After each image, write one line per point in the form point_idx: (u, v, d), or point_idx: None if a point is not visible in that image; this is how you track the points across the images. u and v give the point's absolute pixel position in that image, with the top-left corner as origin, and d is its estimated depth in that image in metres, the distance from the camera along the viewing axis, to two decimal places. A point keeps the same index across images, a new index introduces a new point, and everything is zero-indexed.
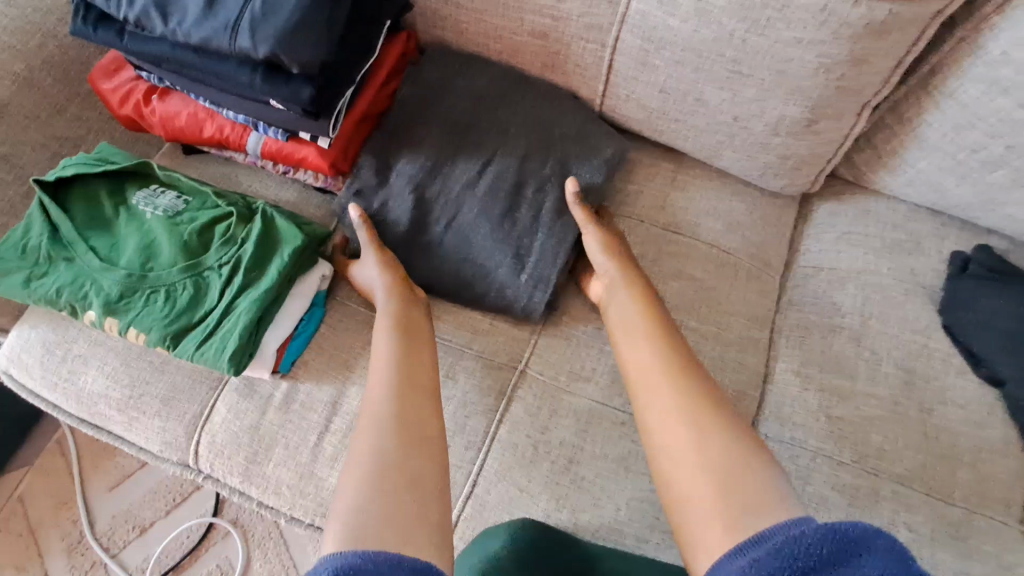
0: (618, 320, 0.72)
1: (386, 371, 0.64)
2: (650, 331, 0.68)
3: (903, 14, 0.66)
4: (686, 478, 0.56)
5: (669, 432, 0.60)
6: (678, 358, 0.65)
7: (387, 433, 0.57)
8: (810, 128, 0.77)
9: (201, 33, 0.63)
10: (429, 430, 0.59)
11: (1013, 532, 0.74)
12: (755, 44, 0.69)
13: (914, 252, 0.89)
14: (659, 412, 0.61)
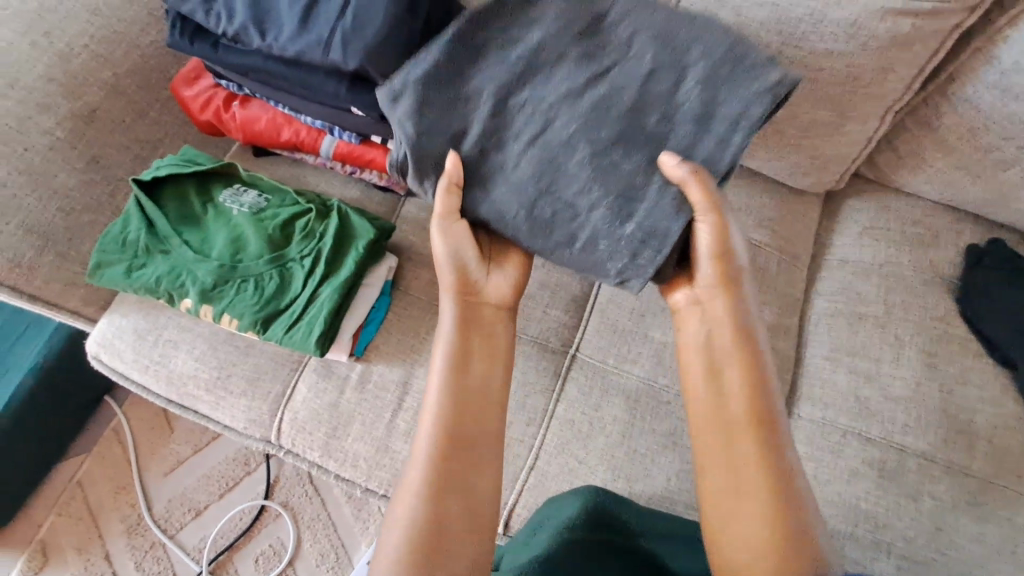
0: (699, 328, 0.68)
1: (442, 411, 0.63)
2: (729, 357, 0.65)
3: (924, 28, 0.73)
4: (728, 492, 0.60)
5: (716, 432, 0.63)
6: (758, 398, 0.63)
7: (433, 492, 0.58)
8: (838, 131, 0.84)
9: (297, 47, 0.70)
10: (481, 498, 0.60)
11: None
12: (791, 55, 0.76)
13: (932, 245, 0.96)
14: (717, 409, 0.64)
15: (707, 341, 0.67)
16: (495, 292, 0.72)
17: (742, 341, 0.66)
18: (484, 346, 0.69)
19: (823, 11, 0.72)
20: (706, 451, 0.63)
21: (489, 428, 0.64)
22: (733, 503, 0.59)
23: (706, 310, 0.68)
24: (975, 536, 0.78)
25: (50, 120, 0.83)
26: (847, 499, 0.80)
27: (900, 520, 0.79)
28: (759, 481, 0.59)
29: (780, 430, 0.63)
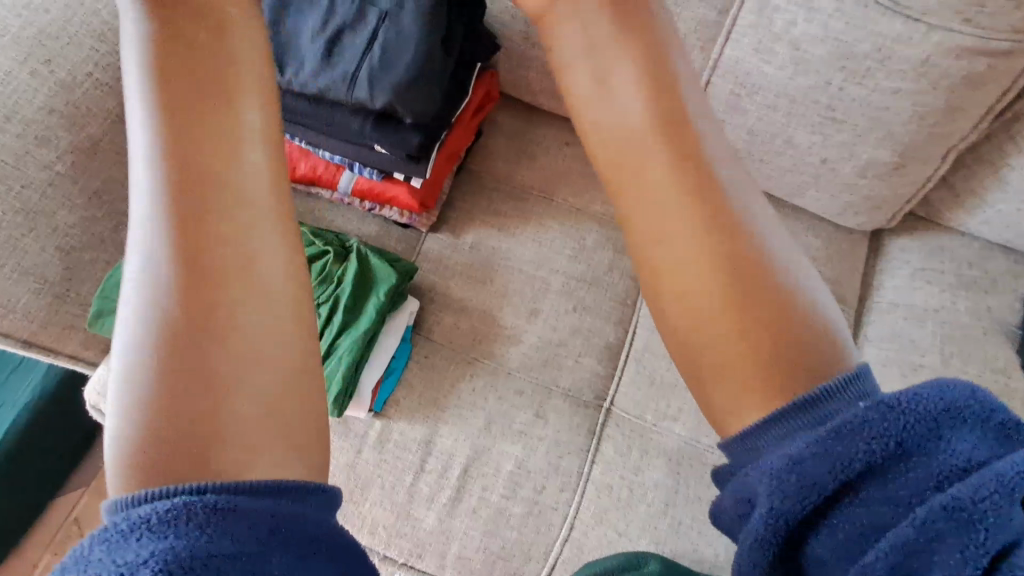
0: (642, 137, 0.40)
1: (162, 232, 0.34)
2: (652, 145, 0.40)
3: (1002, 66, 0.66)
4: (712, 322, 0.37)
5: (687, 271, 0.38)
6: (720, 232, 0.38)
7: (164, 400, 0.32)
8: (897, 171, 0.77)
9: (321, 83, 0.72)
10: (253, 330, 0.34)
11: None
12: (853, 93, 0.70)
13: (991, 289, 0.89)
14: (679, 257, 0.38)
15: (655, 202, 0.39)
16: (229, 66, 0.40)
17: (665, 175, 0.39)
18: (211, 136, 0.37)
19: (891, 48, 0.66)
20: (687, 324, 0.38)
21: (265, 230, 0.37)
22: (702, 299, 0.37)
23: (627, 166, 0.40)
24: None
25: (50, 154, 0.77)
26: None
27: None
28: (734, 309, 0.37)
29: (743, 199, 0.40)
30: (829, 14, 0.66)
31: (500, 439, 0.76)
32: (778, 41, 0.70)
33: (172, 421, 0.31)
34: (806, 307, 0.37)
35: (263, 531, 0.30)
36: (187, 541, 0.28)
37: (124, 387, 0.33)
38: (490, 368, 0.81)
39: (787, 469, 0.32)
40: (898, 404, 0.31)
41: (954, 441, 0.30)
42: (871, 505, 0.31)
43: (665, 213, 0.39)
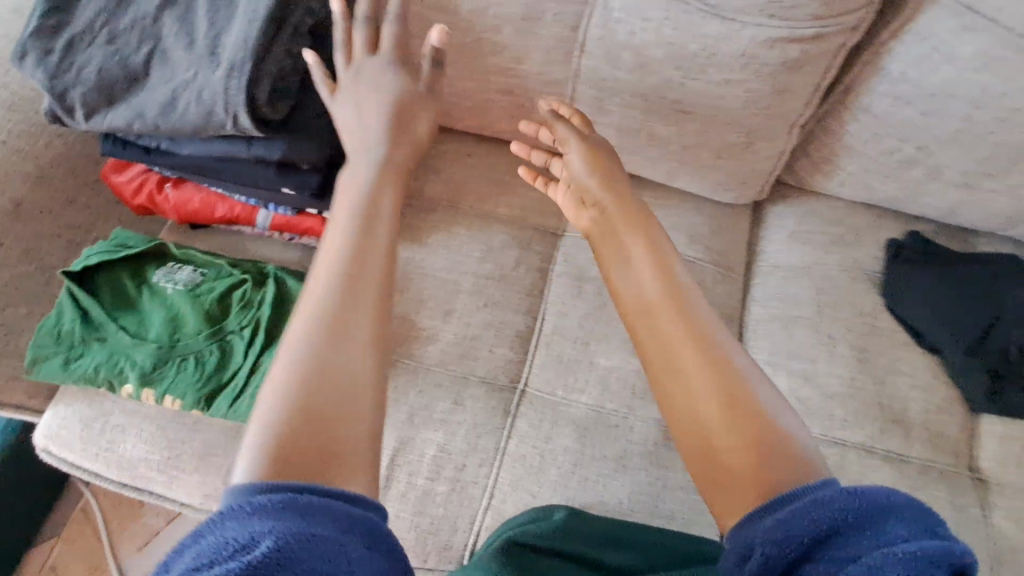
0: (669, 319, 0.59)
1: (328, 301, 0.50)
2: (663, 312, 0.61)
3: (814, 50, 0.75)
4: (709, 425, 0.53)
5: (693, 386, 0.55)
6: (722, 384, 0.54)
7: (307, 409, 0.44)
8: (749, 149, 0.87)
9: (226, 149, 0.81)
10: (361, 376, 0.48)
11: (963, 477, 0.85)
12: (692, 87, 0.80)
13: (855, 243, 1.00)
14: (687, 366, 0.56)
15: (673, 325, 0.59)
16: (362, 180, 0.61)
17: (665, 291, 0.62)
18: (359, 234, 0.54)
19: (715, 45, 0.75)
20: (691, 425, 0.54)
21: (378, 290, 0.52)
22: (708, 418, 0.53)
23: (655, 303, 0.62)
24: None
25: None
26: None
27: None
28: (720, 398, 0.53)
29: (730, 352, 0.57)
30: (659, 22, 0.75)
31: (421, 428, 0.83)
32: (622, 49, 0.79)
33: (325, 420, 0.44)
34: (786, 426, 0.52)
35: (343, 524, 0.39)
36: (298, 522, 0.37)
37: (259, 416, 0.44)
38: (410, 367, 0.89)
39: (774, 522, 0.44)
40: (855, 493, 0.43)
41: (888, 527, 0.41)
42: (827, 563, 0.40)
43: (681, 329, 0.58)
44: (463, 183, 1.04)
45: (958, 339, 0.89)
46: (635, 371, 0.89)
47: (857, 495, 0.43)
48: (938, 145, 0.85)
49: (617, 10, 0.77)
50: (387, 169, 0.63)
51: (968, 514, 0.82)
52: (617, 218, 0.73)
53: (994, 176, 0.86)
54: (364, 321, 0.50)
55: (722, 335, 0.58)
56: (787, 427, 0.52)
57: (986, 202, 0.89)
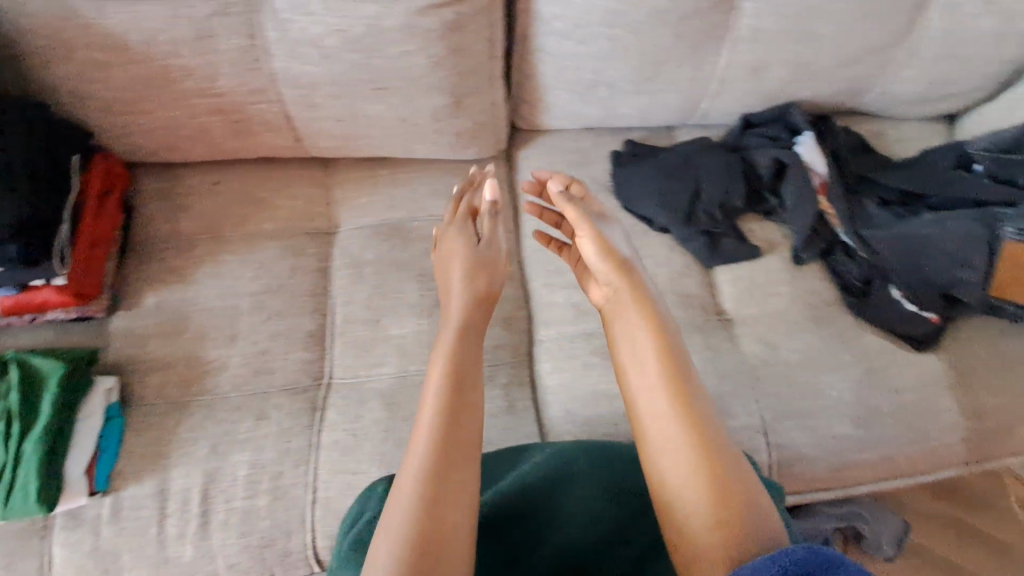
0: (636, 359, 0.72)
1: (439, 401, 0.66)
2: (643, 372, 0.71)
3: (466, 10, 0.85)
4: (678, 479, 0.63)
5: (659, 437, 0.66)
6: (690, 417, 0.66)
7: (434, 493, 0.59)
8: (460, 107, 0.96)
9: None
10: (464, 452, 0.63)
11: (711, 321, 1.02)
12: (378, 65, 0.86)
13: (588, 163, 1.14)
14: (649, 414, 0.68)
15: (642, 373, 0.71)
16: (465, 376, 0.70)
17: (664, 355, 0.71)
18: (460, 414, 0.66)
19: (376, 23, 0.82)
20: (662, 472, 0.65)
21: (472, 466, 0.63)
22: (674, 470, 0.64)
23: (642, 361, 0.72)
24: None
25: None
26: (589, 388, 0.94)
27: None
28: (681, 429, 0.65)
29: (706, 406, 0.68)
30: (320, 13, 0.81)
31: (229, 454, 0.84)
32: (301, 46, 0.84)
33: (441, 498, 0.59)
34: (749, 482, 0.63)
35: None
36: None
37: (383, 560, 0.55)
38: (205, 402, 0.88)
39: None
40: (816, 552, 0.53)
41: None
42: None
43: (661, 377, 0.70)
44: (217, 210, 1.03)
45: (678, 214, 1.05)
46: (427, 330, 0.96)
47: (815, 552, 0.52)
48: (604, 66, 0.99)
49: (283, 11, 0.81)
50: (467, 326, 0.76)
51: (719, 347, 0.99)
52: (637, 285, 0.77)
53: (653, 79, 1.01)
54: (470, 426, 0.66)
55: (718, 429, 0.66)
56: (760, 496, 0.63)
57: (665, 100, 1.06)
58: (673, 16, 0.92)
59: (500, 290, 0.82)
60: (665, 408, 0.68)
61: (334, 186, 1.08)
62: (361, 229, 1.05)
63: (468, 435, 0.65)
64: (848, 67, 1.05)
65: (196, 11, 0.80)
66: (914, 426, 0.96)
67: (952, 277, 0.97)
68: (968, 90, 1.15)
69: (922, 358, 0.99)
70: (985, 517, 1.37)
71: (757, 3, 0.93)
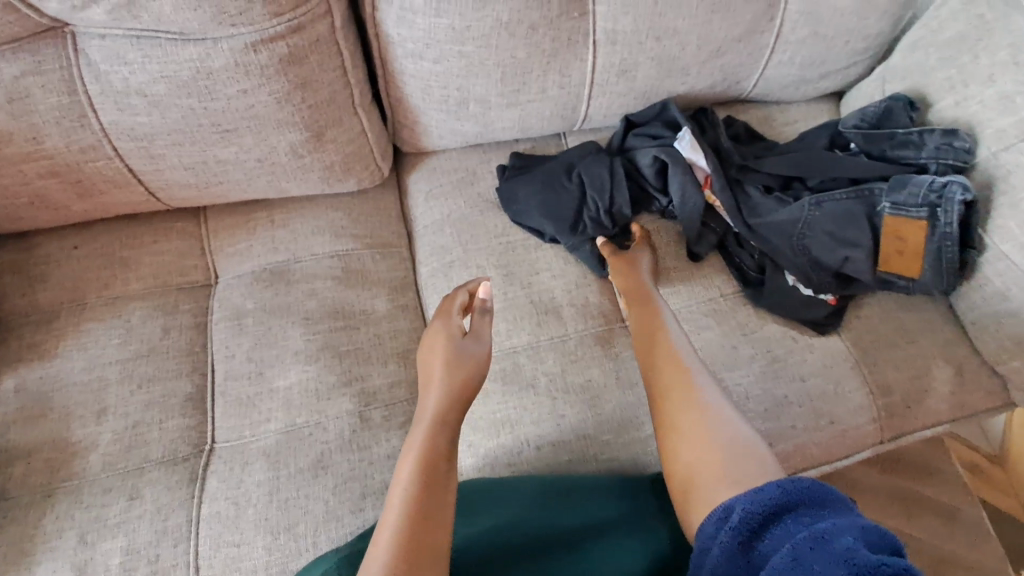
0: (653, 367, 0.79)
1: (422, 450, 0.64)
2: (662, 381, 0.76)
3: (302, 41, 0.82)
4: (689, 454, 0.68)
5: (674, 415, 0.72)
6: (699, 404, 0.72)
7: (412, 517, 0.56)
8: (321, 140, 0.93)
9: None
10: (446, 504, 0.59)
11: (614, 328, 0.98)
12: (216, 107, 0.82)
13: (476, 180, 1.11)
14: (663, 400, 0.74)
15: (657, 370, 0.78)
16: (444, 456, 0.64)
17: (673, 357, 0.78)
18: (437, 488, 0.60)
19: (205, 65, 0.79)
20: (672, 442, 0.70)
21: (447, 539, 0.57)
22: (685, 441, 0.69)
23: (655, 354, 0.80)
24: (583, 385, 0.91)
25: None
26: (488, 417, 0.90)
27: (529, 411, 0.89)
28: (698, 420, 0.70)
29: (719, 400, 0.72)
30: (142, 62, 0.77)
31: (98, 542, 0.78)
32: (128, 96, 0.80)
33: (422, 527, 0.56)
34: (759, 456, 0.66)
35: None
36: None
37: None
38: (72, 487, 0.82)
39: (756, 492, 0.58)
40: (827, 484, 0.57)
41: (850, 510, 0.55)
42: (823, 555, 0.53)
43: (672, 370, 0.76)
44: (79, 276, 0.96)
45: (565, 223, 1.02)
46: (315, 377, 0.91)
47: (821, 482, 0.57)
48: (466, 81, 0.97)
49: (101, 63, 0.78)
50: (441, 419, 0.68)
51: (622, 355, 0.94)
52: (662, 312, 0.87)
53: (522, 90, 1.00)
54: (448, 469, 0.63)
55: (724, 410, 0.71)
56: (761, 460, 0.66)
57: (540, 110, 1.04)
58: (521, 26, 0.91)
59: (477, 376, 0.75)
60: (677, 393, 0.74)
61: (209, 235, 1.02)
62: (240, 279, 0.99)
63: (445, 505, 0.59)
64: (716, 58, 1.05)
65: (2, 72, 0.76)
66: (826, 412, 0.93)
67: (840, 256, 0.96)
68: (846, 67, 1.15)
69: (825, 340, 0.98)
70: (932, 486, 1.37)
71: (606, 4, 0.93)
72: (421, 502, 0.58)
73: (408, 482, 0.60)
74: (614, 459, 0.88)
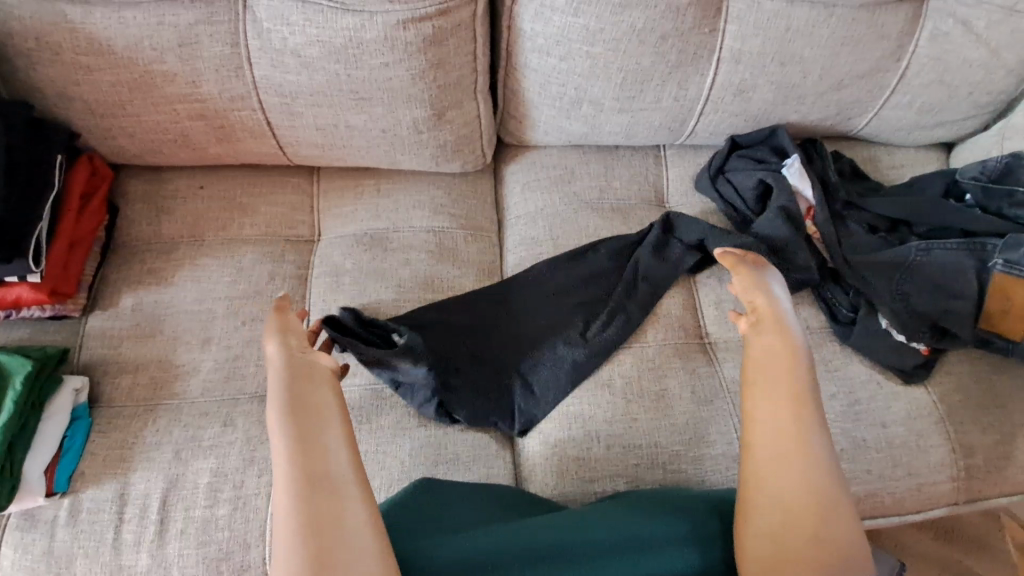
0: (764, 404, 0.68)
1: (294, 450, 0.61)
2: (779, 400, 0.67)
3: (446, 25, 0.87)
4: (774, 478, 0.63)
5: (772, 430, 0.66)
6: (807, 435, 0.65)
7: (309, 532, 0.55)
8: (441, 120, 0.97)
9: None
10: (328, 445, 0.61)
11: (694, 344, 0.98)
12: (358, 76, 0.89)
13: (573, 178, 1.12)
14: (766, 410, 0.67)
15: (765, 377, 0.70)
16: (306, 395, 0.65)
17: (797, 379, 0.69)
18: (308, 429, 0.62)
19: (358, 36, 0.85)
20: (757, 453, 0.65)
21: (344, 461, 0.61)
22: (777, 459, 0.64)
23: (769, 359, 0.71)
24: (658, 394, 0.92)
25: None
26: (561, 409, 0.91)
27: (602, 409, 0.90)
28: (801, 451, 0.64)
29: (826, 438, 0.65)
30: (303, 25, 0.84)
31: (192, 460, 0.83)
32: (283, 55, 0.86)
33: (331, 537, 0.55)
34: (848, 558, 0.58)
35: None
36: None
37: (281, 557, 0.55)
38: (172, 406, 0.87)
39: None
40: None
41: None
42: None
43: (788, 389, 0.68)
44: (199, 215, 1.03)
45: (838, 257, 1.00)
46: None
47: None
48: (586, 82, 0.99)
49: (265, 21, 0.84)
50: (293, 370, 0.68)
51: (700, 372, 0.94)
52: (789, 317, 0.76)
53: (638, 98, 1.01)
54: (321, 441, 0.62)
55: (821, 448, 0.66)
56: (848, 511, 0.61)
57: (650, 119, 1.05)
58: (652, 35, 0.94)
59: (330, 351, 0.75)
60: (782, 408, 0.67)
61: (319, 194, 1.08)
62: (341, 239, 1.04)
63: (324, 431, 0.62)
64: (834, 92, 1.05)
65: (181, 19, 0.84)
66: (906, 462, 0.91)
67: (941, 307, 0.95)
68: (964, 118, 1.12)
69: (911, 390, 0.95)
70: (989, 565, 1.29)
71: (737, 25, 0.95)
72: (299, 446, 0.61)
73: (282, 431, 0.62)
74: (682, 470, 0.87)
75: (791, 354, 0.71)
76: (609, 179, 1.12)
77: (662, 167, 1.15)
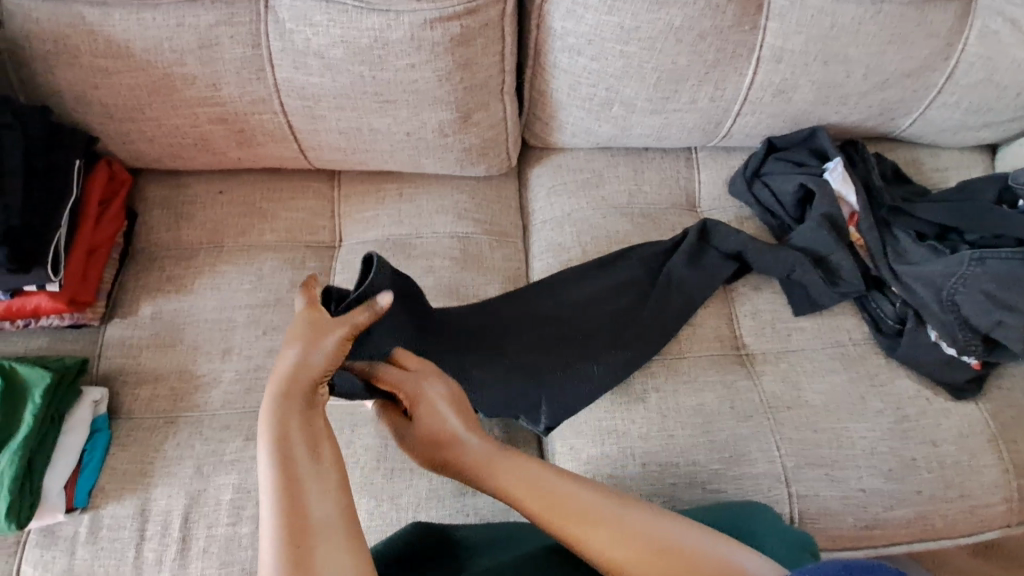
0: (588, 532, 0.56)
1: (278, 483, 0.51)
2: (581, 518, 0.57)
3: (474, 24, 0.84)
4: None
5: (613, 547, 0.55)
6: (630, 526, 0.56)
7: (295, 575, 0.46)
8: (467, 123, 0.94)
9: None
10: (325, 478, 0.52)
11: (731, 356, 0.94)
12: (383, 78, 0.85)
13: (602, 182, 1.08)
14: (588, 532, 0.56)
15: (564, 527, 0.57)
16: (299, 430, 0.55)
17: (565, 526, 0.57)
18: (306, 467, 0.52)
19: (383, 37, 0.82)
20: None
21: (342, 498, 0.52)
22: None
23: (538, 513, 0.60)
24: (695, 409, 0.88)
25: None
26: (594, 424, 0.87)
27: (635, 425, 0.87)
28: (647, 551, 0.54)
29: (647, 522, 0.56)
30: (327, 25, 0.81)
31: (214, 476, 0.80)
32: (306, 57, 0.83)
33: None
34: None
35: None
36: None
37: None
38: (193, 418, 0.85)
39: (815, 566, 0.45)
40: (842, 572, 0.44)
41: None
42: None
43: (580, 526, 0.56)
44: (219, 221, 1.01)
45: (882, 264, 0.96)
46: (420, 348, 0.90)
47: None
48: (618, 82, 0.95)
49: (288, 22, 0.81)
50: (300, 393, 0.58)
51: (738, 387, 0.90)
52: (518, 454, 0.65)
53: (672, 98, 0.97)
54: (322, 471, 0.53)
55: (656, 525, 0.56)
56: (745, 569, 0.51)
57: (684, 121, 1.01)
58: (689, 33, 0.90)
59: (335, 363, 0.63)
60: (597, 521, 0.57)
61: (340, 199, 1.05)
62: (362, 245, 1.01)
63: (322, 468, 0.53)
64: (878, 92, 1.00)
65: (201, 20, 0.81)
66: (957, 484, 0.86)
67: (994, 318, 0.89)
68: (1014, 118, 1.06)
69: (962, 407, 0.90)
70: None
71: (779, 22, 0.91)
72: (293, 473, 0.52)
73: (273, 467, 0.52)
74: (721, 491, 0.83)
75: (537, 484, 0.61)
76: (639, 183, 1.08)
77: (694, 170, 1.11)
